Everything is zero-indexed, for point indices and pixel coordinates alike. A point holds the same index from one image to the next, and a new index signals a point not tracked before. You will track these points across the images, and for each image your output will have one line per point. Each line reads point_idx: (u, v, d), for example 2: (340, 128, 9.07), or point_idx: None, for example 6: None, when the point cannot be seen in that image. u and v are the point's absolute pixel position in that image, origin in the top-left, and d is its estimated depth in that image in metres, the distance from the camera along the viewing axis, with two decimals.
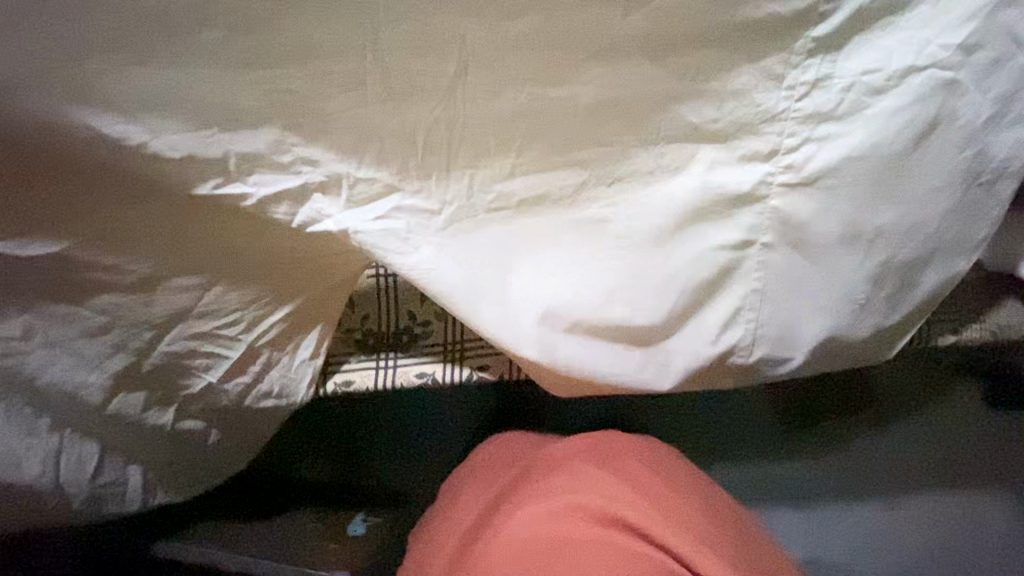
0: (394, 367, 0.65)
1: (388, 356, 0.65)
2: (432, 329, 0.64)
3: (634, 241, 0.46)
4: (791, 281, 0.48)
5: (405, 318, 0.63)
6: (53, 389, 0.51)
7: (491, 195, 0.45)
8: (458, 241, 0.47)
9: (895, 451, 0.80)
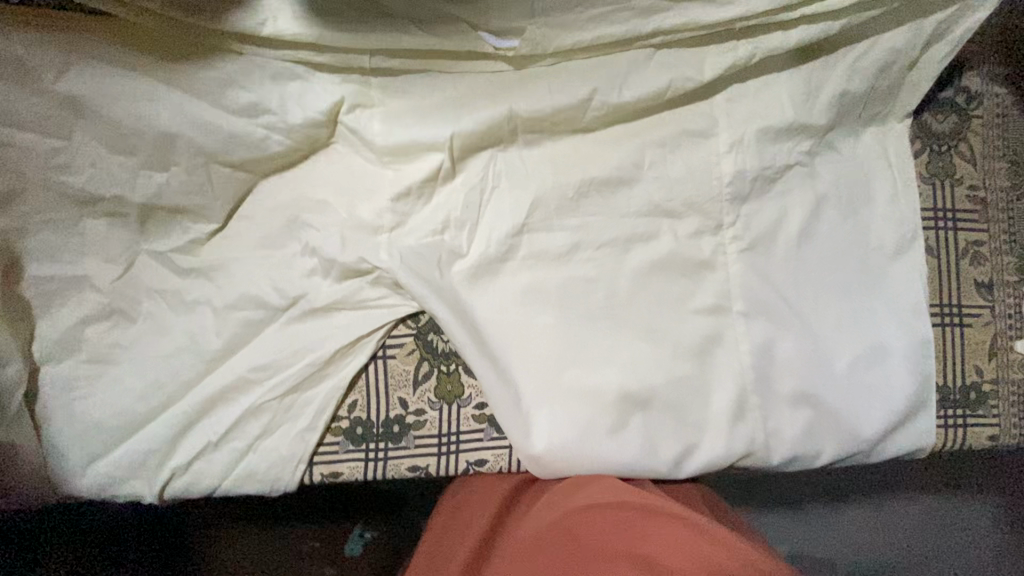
0: (385, 461, 0.69)
1: (378, 449, 0.69)
2: (425, 419, 0.69)
3: (630, 330, 0.69)
4: (757, 358, 0.68)
5: (397, 407, 0.69)
6: (157, 400, 0.67)
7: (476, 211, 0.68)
8: (503, 310, 0.68)
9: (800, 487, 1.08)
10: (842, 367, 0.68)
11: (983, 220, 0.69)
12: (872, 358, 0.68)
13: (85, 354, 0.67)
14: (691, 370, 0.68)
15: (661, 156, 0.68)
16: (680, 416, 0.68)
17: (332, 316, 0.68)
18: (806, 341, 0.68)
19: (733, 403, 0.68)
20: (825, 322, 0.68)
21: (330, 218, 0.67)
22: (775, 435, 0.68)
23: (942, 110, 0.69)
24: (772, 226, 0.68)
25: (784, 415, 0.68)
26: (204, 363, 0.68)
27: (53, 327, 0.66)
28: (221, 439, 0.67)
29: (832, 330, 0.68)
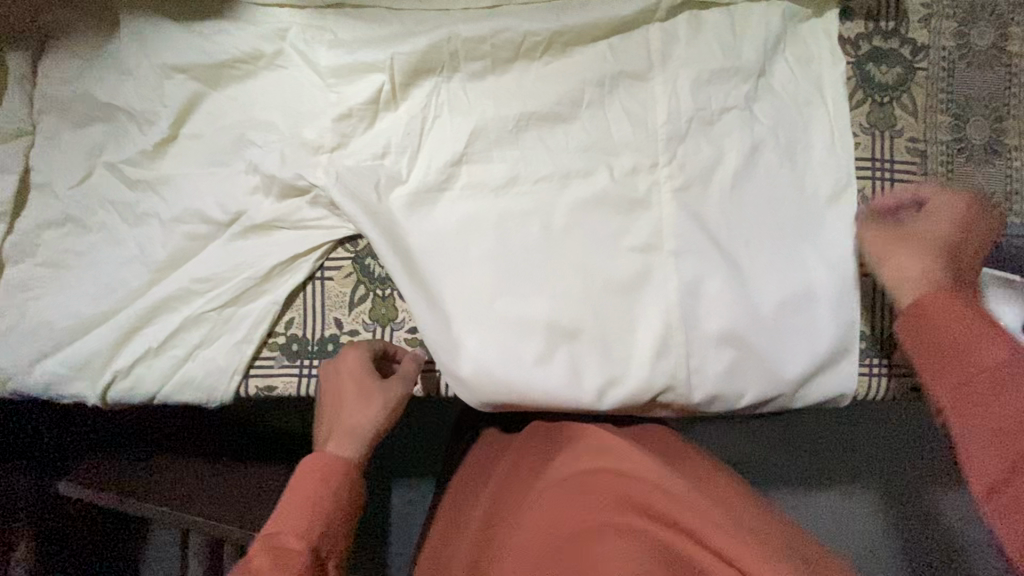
0: (318, 376, 0.71)
1: (312, 365, 0.71)
2: (359, 339, 0.71)
3: (565, 262, 0.70)
4: (688, 298, 0.69)
5: (332, 326, 0.71)
6: (103, 306, 0.70)
7: (415, 139, 0.70)
8: (439, 238, 0.69)
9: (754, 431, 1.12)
10: (773, 312, 0.69)
11: (920, 173, 0.69)
12: (801, 304, 0.68)
13: (41, 258, 0.70)
14: (622, 305, 0.70)
15: (603, 91, 0.70)
16: (608, 351, 0.70)
17: (273, 234, 0.71)
18: (739, 287, 0.68)
19: (659, 342, 0.69)
20: (759, 266, 0.69)
21: (274, 138, 0.70)
22: (703, 373, 0.69)
23: (886, 62, 0.69)
24: (707, 166, 0.69)
25: (713, 356, 0.69)
26: (149, 272, 0.70)
27: (13, 229, 0.70)
28: (162, 344, 0.70)
29: (763, 276, 0.69)
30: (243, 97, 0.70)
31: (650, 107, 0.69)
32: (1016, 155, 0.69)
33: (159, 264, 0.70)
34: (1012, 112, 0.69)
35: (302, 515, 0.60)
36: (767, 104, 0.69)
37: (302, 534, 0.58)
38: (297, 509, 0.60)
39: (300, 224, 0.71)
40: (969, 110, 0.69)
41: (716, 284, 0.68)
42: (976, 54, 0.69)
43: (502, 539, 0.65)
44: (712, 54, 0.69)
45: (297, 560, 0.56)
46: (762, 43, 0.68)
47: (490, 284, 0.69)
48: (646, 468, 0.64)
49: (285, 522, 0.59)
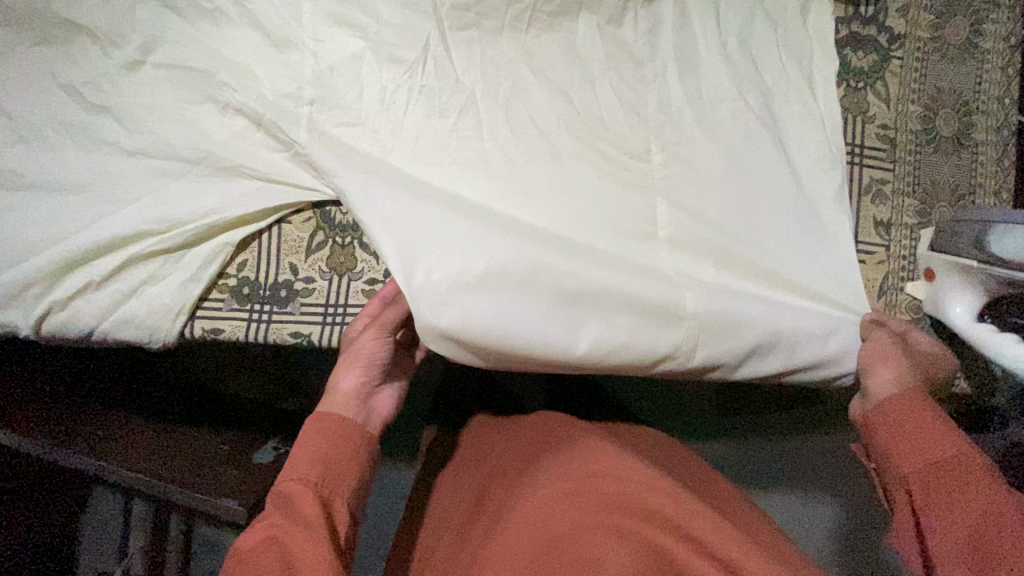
0: (269, 322, 0.68)
1: (265, 310, 0.69)
2: (314, 287, 0.69)
3: (544, 222, 0.63)
4: (678, 271, 0.64)
5: (287, 272, 0.69)
6: (44, 233, 0.65)
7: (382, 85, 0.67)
8: (406, 182, 0.63)
9: (742, 426, 1.04)
10: (764, 290, 0.64)
11: (890, 160, 0.69)
12: (787, 287, 0.65)
13: None
14: (609, 269, 0.61)
15: (586, 52, 0.68)
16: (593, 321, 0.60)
17: (228, 171, 0.67)
18: (721, 262, 0.64)
19: (653, 317, 0.61)
20: (745, 243, 0.65)
21: (237, 71, 0.66)
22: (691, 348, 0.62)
23: (864, 48, 0.70)
24: (685, 133, 0.67)
25: (703, 331, 0.62)
26: (93, 201, 0.66)
27: None
28: (101, 275, 0.66)
29: (753, 251, 0.64)
30: (212, 26, 0.67)
31: (627, 70, 0.68)
32: (982, 149, 0.70)
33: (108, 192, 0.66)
34: (981, 106, 0.70)
35: (319, 467, 0.54)
36: (757, 76, 0.67)
37: (312, 481, 0.53)
38: (307, 457, 0.55)
39: (257, 162, 0.67)
40: (940, 101, 0.70)
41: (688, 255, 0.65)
42: (948, 47, 0.70)
43: (481, 536, 0.61)
44: (696, 23, 0.68)
45: (309, 506, 0.51)
46: (747, 16, 0.68)
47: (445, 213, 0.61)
48: (632, 471, 0.59)
49: (294, 472, 0.54)
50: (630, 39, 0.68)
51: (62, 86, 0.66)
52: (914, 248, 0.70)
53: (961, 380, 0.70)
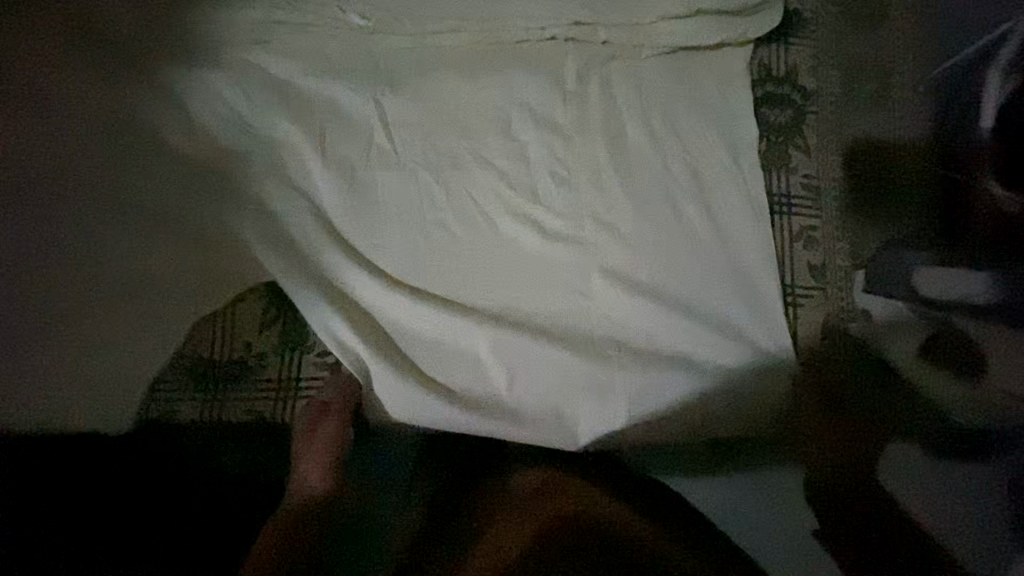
0: (219, 401, 0.69)
1: (217, 390, 0.69)
2: (266, 363, 0.70)
3: (484, 301, 0.69)
4: (613, 335, 0.68)
5: (239, 349, 0.70)
6: None
7: (322, 168, 0.70)
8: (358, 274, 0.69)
9: None
10: (697, 348, 0.68)
11: (816, 207, 0.73)
12: (721, 340, 0.68)
13: None
14: (541, 345, 0.67)
15: (520, 131, 0.72)
16: (528, 399, 0.67)
17: (174, 254, 0.69)
18: (652, 324, 0.68)
19: (584, 388, 0.67)
20: (678, 301, 0.68)
21: (188, 166, 0.70)
22: (628, 411, 0.67)
23: (778, 107, 0.74)
24: (613, 198, 0.70)
25: (636, 392, 0.67)
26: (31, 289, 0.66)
27: None
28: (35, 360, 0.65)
29: (684, 310, 0.68)
30: (163, 118, 0.71)
31: (555, 144, 0.72)
32: (906, 190, 0.72)
33: (56, 280, 0.66)
34: (899, 152, 0.73)
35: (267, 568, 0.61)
36: (679, 139, 0.71)
37: None
38: None
39: (206, 247, 0.69)
40: (858, 151, 0.74)
41: (620, 312, 0.68)
42: (860, 100, 0.75)
43: None
44: (619, 94, 0.72)
45: None
46: (667, 85, 0.72)
47: (422, 272, 0.69)
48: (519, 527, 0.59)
49: None
50: (557, 111, 0.72)
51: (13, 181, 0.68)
52: (851, 288, 0.71)
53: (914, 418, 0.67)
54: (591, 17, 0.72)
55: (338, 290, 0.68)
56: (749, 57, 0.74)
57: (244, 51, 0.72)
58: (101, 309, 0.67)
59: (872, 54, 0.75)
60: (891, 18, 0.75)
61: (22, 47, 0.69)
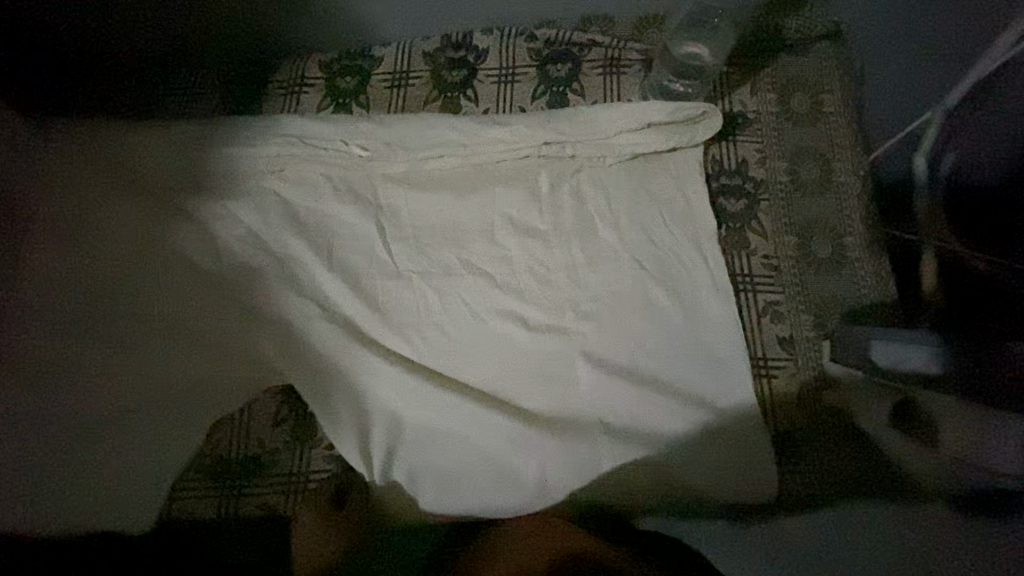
0: (237, 498, 0.74)
1: (234, 487, 0.74)
2: (279, 458, 0.76)
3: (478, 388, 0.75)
4: (600, 418, 0.73)
5: (254, 446, 0.76)
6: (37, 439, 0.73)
7: (328, 279, 0.80)
8: (363, 371, 0.76)
9: None
10: (677, 424, 0.73)
11: (778, 284, 0.79)
12: (700, 413, 0.73)
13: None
14: (530, 429, 0.73)
15: (501, 239, 0.81)
16: (522, 481, 0.72)
17: (202, 364, 0.77)
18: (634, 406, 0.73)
19: (573, 469, 0.72)
20: (656, 382, 0.74)
21: (215, 285, 0.80)
22: (617, 489, 0.72)
23: (733, 197, 0.83)
24: (589, 290, 0.78)
25: (622, 469, 0.72)
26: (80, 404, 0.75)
27: None
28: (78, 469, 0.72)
29: (663, 390, 0.74)
30: (193, 244, 0.82)
31: (534, 245, 0.80)
32: (858, 266, 0.79)
33: (97, 401, 0.75)
34: (848, 231, 0.80)
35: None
36: (645, 233, 0.80)
37: None
38: None
39: (230, 356, 0.78)
40: (810, 232, 0.81)
41: (603, 395, 0.74)
42: (808, 186, 0.83)
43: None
44: (589, 199, 0.82)
45: None
46: (630, 188, 0.81)
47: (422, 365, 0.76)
48: None
49: None
50: (534, 217, 0.81)
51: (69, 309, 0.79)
52: (820, 357, 0.76)
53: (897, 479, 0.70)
54: (558, 137, 0.82)
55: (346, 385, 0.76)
56: (702, 158, 0.83)
57: (262, 183, 0.84)
58: (136, 417, 0.75)
59: (813, 146, 0.84)
60: (826, 115, 0.85)
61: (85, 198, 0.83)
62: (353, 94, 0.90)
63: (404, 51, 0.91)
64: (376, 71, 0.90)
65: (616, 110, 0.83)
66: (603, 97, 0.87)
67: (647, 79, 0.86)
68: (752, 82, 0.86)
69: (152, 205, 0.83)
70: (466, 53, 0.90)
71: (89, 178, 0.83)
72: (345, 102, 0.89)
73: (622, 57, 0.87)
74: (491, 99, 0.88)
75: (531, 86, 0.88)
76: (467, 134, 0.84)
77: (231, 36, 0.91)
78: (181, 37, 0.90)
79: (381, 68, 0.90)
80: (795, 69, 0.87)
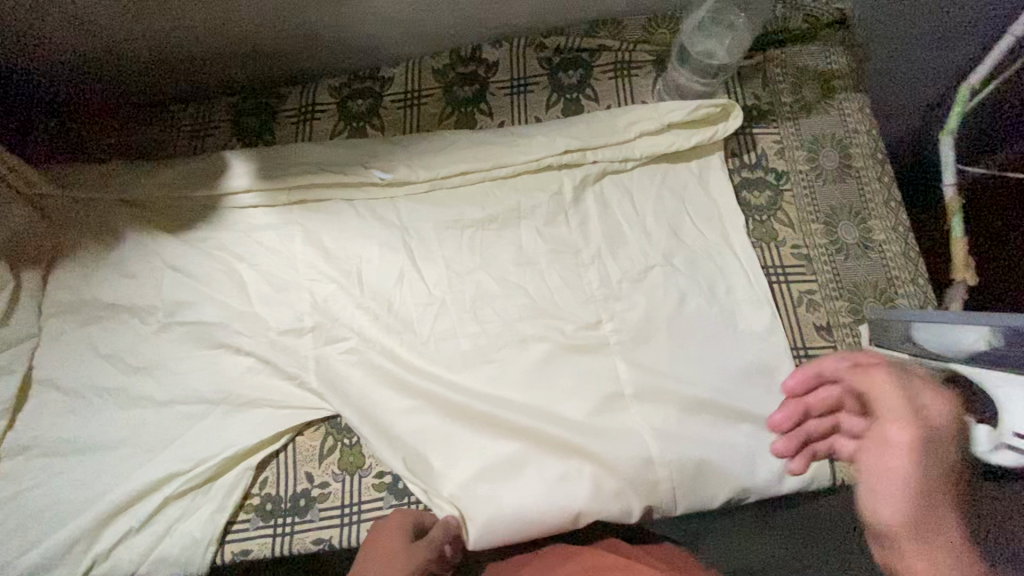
0: (291, 535, 0.72)
1: (286, 523, 0.73)
2: (329, 491, 0.74)
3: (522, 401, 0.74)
4: (650, 426, 0.71)
5: (303, 481, 0.75)
6: (87, 492, 0.71)
7: (362, 305, 0.79)
8: (406, 394, 0.75)
9: None
10: (728, 419, 0.72)
11: (810, 272, 0.80)
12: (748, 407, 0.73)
13: (41, 449, 0.73)
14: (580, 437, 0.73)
15: (531, 250, 0.81)
16: None
17: (243, 402, 0.76)
18: (682, 406, 0.72)
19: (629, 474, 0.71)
20: (703, 378, 0.73)
21: (247, 320, 0.79)
22: (675, 502, 0.69)
23: (757, 190, 0.83)
24: (624, 294, 0.78)
25: (679, 478, 0.69)
26: (125, 452, 0.73)
27: (29, 428, 0.74)
28: (127, 518, 0.70)
29: (711, 390, 0.73)
30: (222, 281, 0.81)
31: (565, 253, 0.80)
32: (886, 248, 0.80)
33: (138, 448, 0.74)
34: (872, 214, 0.81)
35: None
36: (675, 233, 0.80)
37: None
38: None
39: (270, 391, 0.77)
40: (835, 216, 0.82)
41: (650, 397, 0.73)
42: (828, 174, 0.83)
43: None
44: (614, 204, 0.82)
45: None
46: (655, 190, 0.82)
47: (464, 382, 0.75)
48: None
49: None
50: (563, 226, 0.81)
51: (103, 359, 0.77)
52: (859, 342, 0.76)
53: None
54: (579, 144, 0.82)
55: (389, 410, 0.75)
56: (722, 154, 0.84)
57: (287, 213, 0.83)
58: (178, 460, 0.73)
59: (829, 133, 0.85)
60: (838, 101, 0.86)
61: (111, 245, 0.82)
62: (367, 116, 0.89)
63: (414, 71, 0.91)
64: (387, 91, 0.90)
65: (634, 113, 0.82)
66: (616, 100, 0.87)
67: (659, 80, 0.87)
68: (763, 75, 0.87)
69: (176, 244, 0.82)
70: (476, 67, 0.90)
71: (114, 223, 0.83)
72: (359, 125, 0.89)
73: (633, 59, 0.88)
74: (505, 111, 0.88)
75: (544, 95, 0.88)
76: (486, 147, 0.83)
77: (242, 68, 0.91)
78: (195, 73, 0.91)
79: (393, 89, 0.90)
80: (802, 60, 0.88)
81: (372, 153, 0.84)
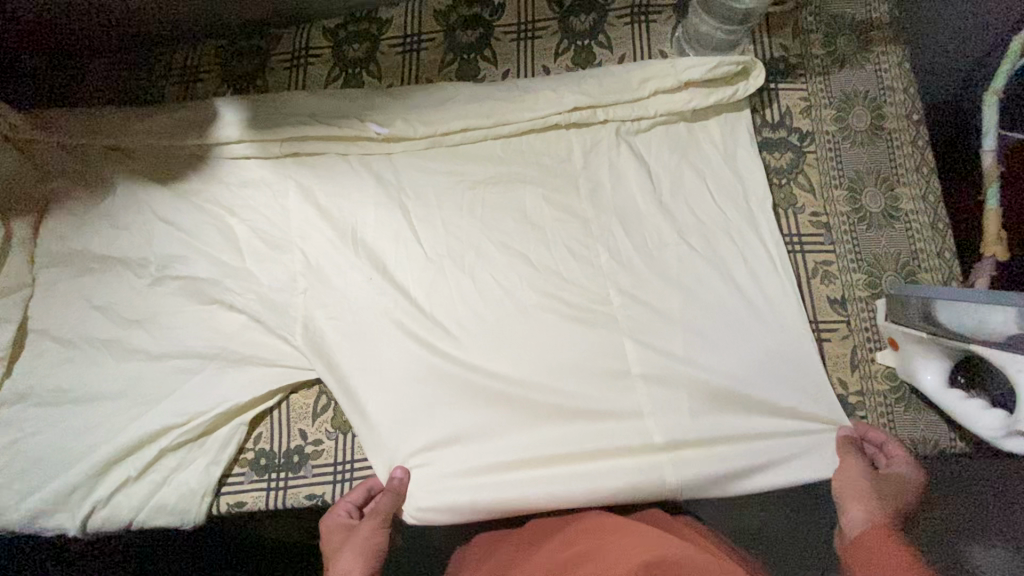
0: (285, 489, 0.73)
1: (280, 478, 0.73)
2: (323, 448, 0.74)
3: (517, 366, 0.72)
4: (648, 397, 0.70)
5: (297, 438, 0.75)
6: (84, 441, 0.72)
7: (357, 263, 0.76)
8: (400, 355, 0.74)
9: None
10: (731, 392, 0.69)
11: (829, 242, 0.75)
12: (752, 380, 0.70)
13: (39, 399, 0.74)
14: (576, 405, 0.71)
15: (533, 210, 0.77)
16: None
17: (237, 357, 0.76)
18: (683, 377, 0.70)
19: None
20: (707, 349, 0.71)
21: (240, 274, 0.77)
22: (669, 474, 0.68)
23: (778, 151, 0.78)
24: (628, 260, 0.74)
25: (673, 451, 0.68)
26: (121, 404, 0.73)
27: (26, 377, 0.74)
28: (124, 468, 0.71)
29: (714, 362, 0.70)
30: (214, 234, 0.78)
31: (569, 215, 0.76)
32: (913, 217, 0.74)
33: (134, 400, 0.74)
34: (901, 180, 0.76)
35: None
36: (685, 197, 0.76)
37: None
38: None
39: (264, 347, 0.76)
40: (861, 182, 0.76)
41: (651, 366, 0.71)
42: (856, 135, 0.77)
43: None
44: (623, 162, 0.77)
45: None
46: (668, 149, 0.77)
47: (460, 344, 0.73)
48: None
49: None
50: (567, 185, 0.77)
51: (97, 310, 0.77)
52: (874, 318, 0.72)
53: (958, 440, 0.68)
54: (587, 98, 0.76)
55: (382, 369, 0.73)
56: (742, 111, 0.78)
57: (279, 164, 0.79)
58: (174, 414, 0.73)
59: (861, 90, 0.78)
60: (874, 54, 0.79)
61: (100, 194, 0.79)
62: (364, 63, 0.84)
63: (414, 13, 0.84)
64: (386, 35, 0.84)
65: (649, 64, 0.76)
66: (631, 49, 0.80)
67: (679, 28, 0.80)
68: (792, 24, 0.80)
69: (168, 195, 0.79)
70: (480, 10, 0.83)
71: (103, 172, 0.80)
72: (356, 71, 0.84)
73: (650, 4, 0.81)
74: (510, 59, 0.82)
75: (554, 42, 0.81)
76: (488, 99, 0.78)
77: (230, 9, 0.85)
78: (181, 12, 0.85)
79: (391, 33, 0.84)
80: (837, 8, 0.80)
81: (368, 102, 0.80)
